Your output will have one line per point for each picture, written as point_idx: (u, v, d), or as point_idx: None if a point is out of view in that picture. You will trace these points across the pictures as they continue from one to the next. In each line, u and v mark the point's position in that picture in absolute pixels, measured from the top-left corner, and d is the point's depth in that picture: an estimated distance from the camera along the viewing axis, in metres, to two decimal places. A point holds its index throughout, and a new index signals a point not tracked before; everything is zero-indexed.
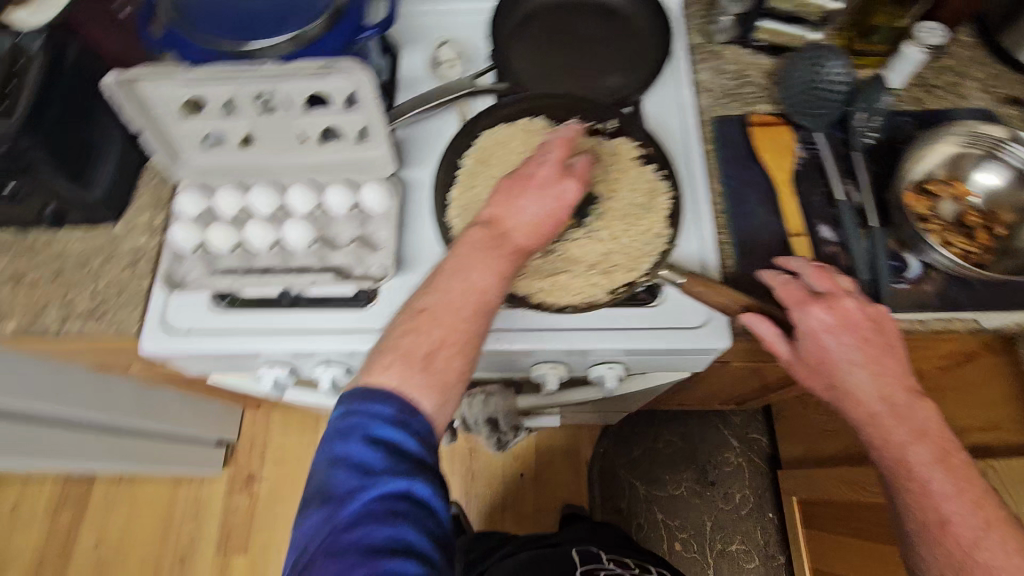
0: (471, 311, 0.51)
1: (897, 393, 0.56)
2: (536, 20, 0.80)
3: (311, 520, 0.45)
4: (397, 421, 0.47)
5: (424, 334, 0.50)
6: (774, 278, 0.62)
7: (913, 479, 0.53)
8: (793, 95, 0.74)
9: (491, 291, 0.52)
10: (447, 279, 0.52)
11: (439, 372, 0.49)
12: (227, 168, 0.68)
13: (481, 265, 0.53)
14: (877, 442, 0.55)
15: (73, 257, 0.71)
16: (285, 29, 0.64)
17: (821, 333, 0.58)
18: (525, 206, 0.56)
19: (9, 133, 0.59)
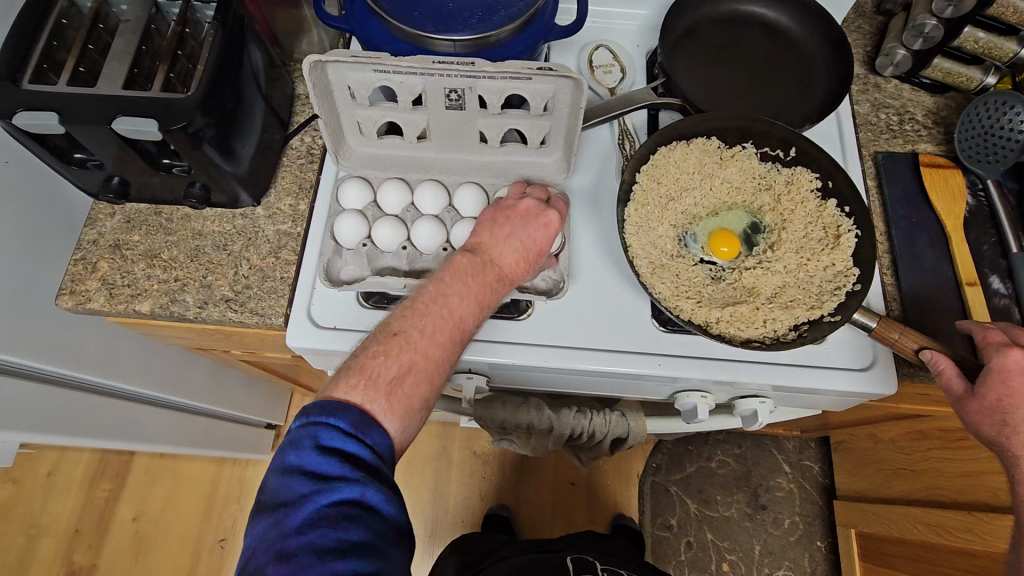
0: (448, 339, 0.50)
1: None
2: (699, 35, 0.78)
3: (256, 530, 0.41)
4: (352, 433, 0.43)
5: (395, 360, 0.47)
6: (979, 324, 0.59)
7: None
8: (966, 139, 0.73)
9: (468, 320, 0.51)
10: (425, 301, 0.50)
11: (405, 398, 0.46)
12: (393, 161, 0.65)
13: (466, 294, 0.51)
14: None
15: (212, 237, 0.68)
16: (486, 23, 0.59)
17: (1010, 370, 0.54)
18: (509, 232, 0.56)
19: (188, 109, 0.56)
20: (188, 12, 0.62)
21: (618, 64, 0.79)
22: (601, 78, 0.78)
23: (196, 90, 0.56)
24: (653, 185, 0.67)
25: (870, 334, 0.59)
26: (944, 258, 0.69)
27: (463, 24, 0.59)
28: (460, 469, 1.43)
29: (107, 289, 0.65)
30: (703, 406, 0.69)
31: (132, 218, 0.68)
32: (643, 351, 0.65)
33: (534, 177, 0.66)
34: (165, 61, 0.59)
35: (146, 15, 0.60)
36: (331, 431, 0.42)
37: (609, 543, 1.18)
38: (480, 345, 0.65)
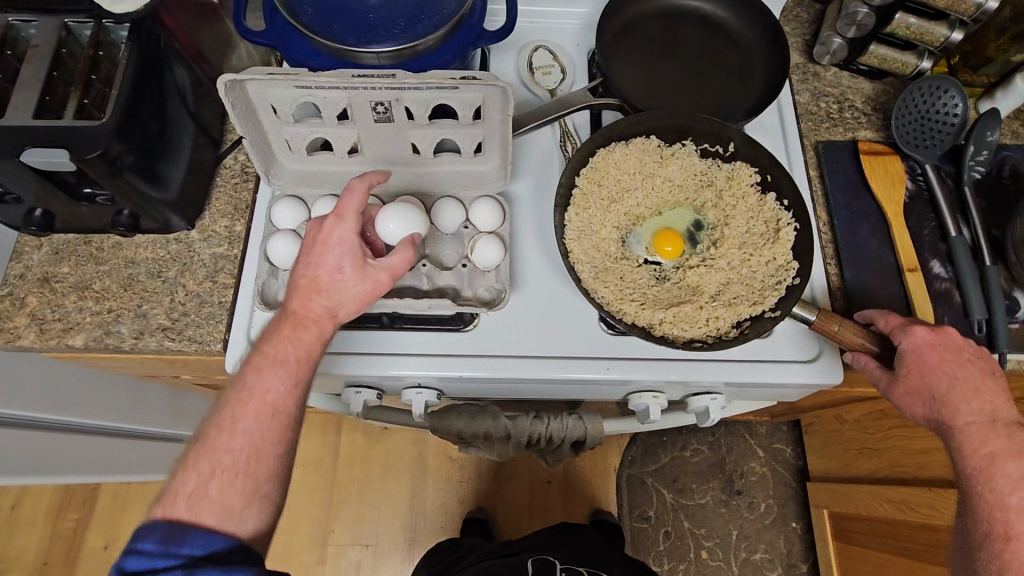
0: (258, 422, 0.49)
1: (1000, 410, 0.52)
2: (637, 31, 0.78)
3: None
4: (161, 548, 0.44)
5: (195, 468, 0.48)
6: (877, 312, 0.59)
7: (995, 490, 0.50)
8: (903, 123, 0.74)
9: (286, 399, 0.51)
10: (238, 394, 0.51)
11: (216, 502, 0.47)
12: (325, 176, 0.64)
13: (265, 369, 0.51)
14: (962, 449, 0.52)
15: (145, 265, 0.66)
16: (409, 30, 0.57)
17: (922, 350, 0.54)
18: (316, 274, 0.53)
19: (103, 135, 0.53)
20: (101, 33, 0.59)
21: (557, 65, 0.78)
22: (540, 80, 0.77)
23: (111, 115, 0.54)
24: (593, 188, 0.66)
25: (809, 326, 0.59)
26: (886, 245, 0.69)
27: (386, 33, 0.57)
28: (436, 474, 1.42)
29: (36, 325, 0.63)
30: (655, 406, 0.69)
31: (59, 248, 0.66)
32: (592, 356, 0.65)
33: (472, 186, 0.65)
34: (78, 87, 0.56)
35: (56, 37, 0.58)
36: (138, 558, 0.44)
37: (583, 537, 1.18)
38: (427, 359, 0.64)
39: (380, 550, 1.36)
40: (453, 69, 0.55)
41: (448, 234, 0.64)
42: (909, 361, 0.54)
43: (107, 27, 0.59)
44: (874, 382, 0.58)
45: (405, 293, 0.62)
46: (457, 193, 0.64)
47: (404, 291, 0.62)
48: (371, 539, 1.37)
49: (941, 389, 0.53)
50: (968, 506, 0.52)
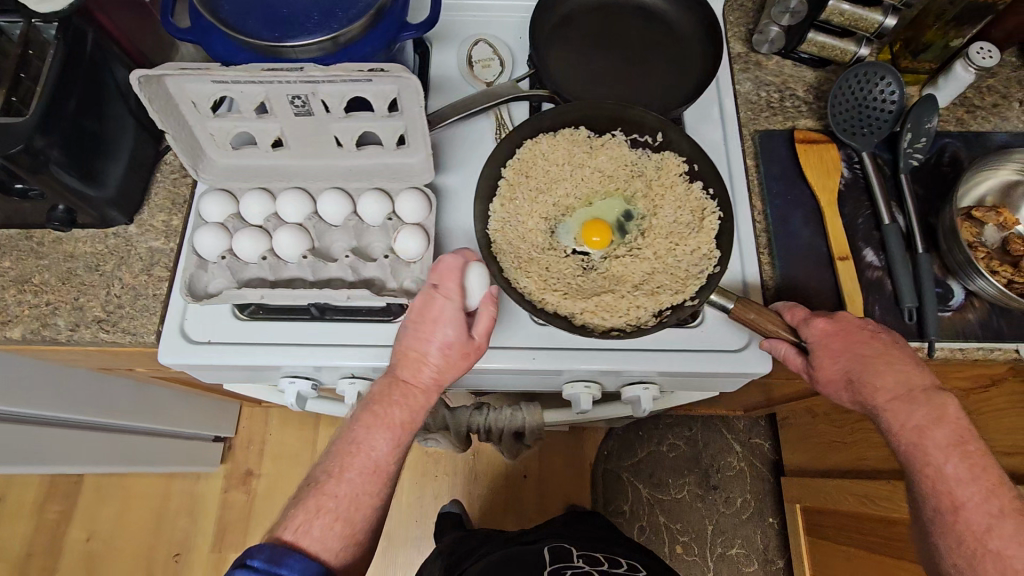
0: (359, 476, 0.54)
1: (916, 378, 0.50)
2: (576, 23, 0.78)
3: None
4: (266, 567, 0.47)
5: (303, 506, 0.52)
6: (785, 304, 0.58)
7: (934, 464, 0.47)
8: (838, 112, 0.73)
9: (385, 456, 0.55)
10: (346, 448, 0.55)
11: (314, 543, 0.51)
12: (254, 171, 0.65)
13: (372, 426, 0.55)
14: (893, 428, 0.49)
15: (84, 258, 0.67)
16: (326, 25, 0.58)
17: (825, 337, 0.52)
18: (426, 343, 0.55)
19: (25, 131, 0.55)
20: (31, 32, 0.60)
21: (497, 58, 0.79)
22: (479, 73, 0.78)
23: (32, 112, 0.55)
24: (520, 179, 0.67)
25: (728, 315, 0.58)
26: (819, 233, 0.69)
27: (304, 29, 0.58)
28: (412, 469, 1.44)
29: None
30: (587, 396, 0.69)
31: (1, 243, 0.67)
32: (519, 345, 0.65)
33: (399, 179, 0.66)
34: (4, 84, 0.58)
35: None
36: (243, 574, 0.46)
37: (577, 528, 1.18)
38: (355, 350, 0.65)
39: None
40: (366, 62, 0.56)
41: (375, 226, 0.65)
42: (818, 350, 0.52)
43: (37, 26, 0.60)
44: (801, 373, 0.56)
45: (331, 285, 0.63)
46: (383, 185, 0.65)
47: (328, 283, 0.63)
48: None
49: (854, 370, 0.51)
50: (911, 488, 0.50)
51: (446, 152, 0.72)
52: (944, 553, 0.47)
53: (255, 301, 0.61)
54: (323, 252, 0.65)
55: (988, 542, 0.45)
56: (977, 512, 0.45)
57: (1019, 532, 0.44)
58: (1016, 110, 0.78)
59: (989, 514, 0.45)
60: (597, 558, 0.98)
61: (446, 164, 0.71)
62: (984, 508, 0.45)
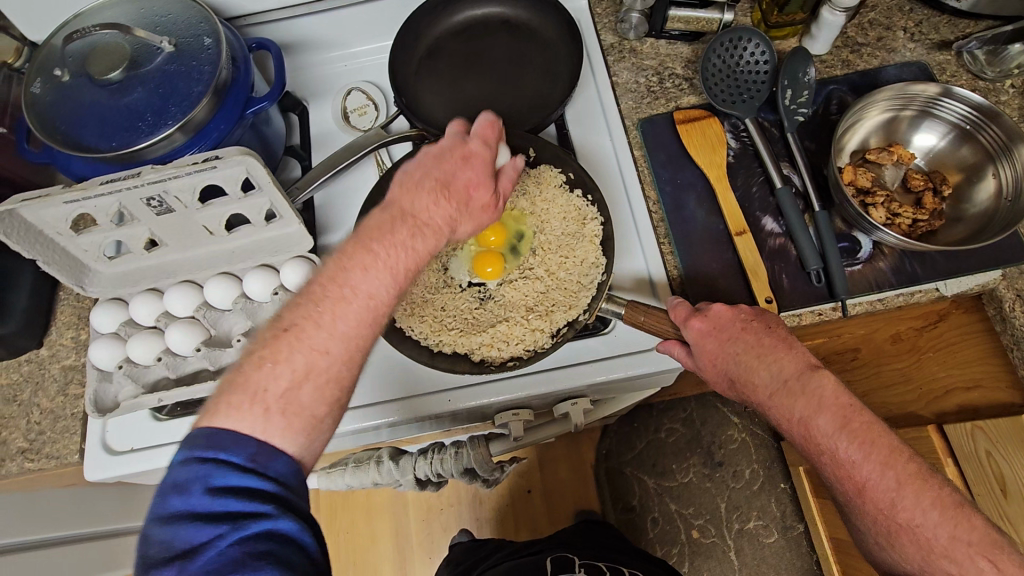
0: (353, 324, 0.46)
1: (788, 367, 0.49)
2: (441, 51, 0.78)
3: (178, 541, 0.37)
4: (247, 466, 0.39)
5: (284, 361, 0.43)
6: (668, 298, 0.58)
7: (826, 450, 0.46)
8: (714, 84, 0.71)
9: (380, 299, 0.47)
10: (324, 285, 0.46)
11: (304, 410, 0.42)
12: (140, 275, 0.65)
13: (372, 267, 0.47)
14: (783, 422, 0.48)
15: (2, 391, 0.68)
16: (165, 121, 0.58)
17: (700, 339, 0.53)
18: (445, 192, 0.52)
19: None
20: None
21: (371, 103, 0.79)
22: (356, 123, 0.78)
23: None
24: None
25: (622, 320, 0.58)
26: (715, 212, 0.67)
27: (144, 130, 0.58)
28: (417, 506, 1.44)
29: None
30: (518, 423, 0.67)
31: None
32: (434, 391, 0.63)
33: (281, 251, 0.66)
34: None
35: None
36: (222, 469, 0.38)
37: (597, 532, 1.12)
38: None
39: None
40: (203, 151, 0.55)
41: (266, 303, 0.65)
42: (703, 335, 0.53)
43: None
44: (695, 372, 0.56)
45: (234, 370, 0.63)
46: (268, 260, 0.65)
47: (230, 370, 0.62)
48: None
49: (731, 363, 0.51)
50: (822, 474, 0.48)
51: (333, 211, 0.72)
52: (867, 532, 0.46)
53: (160, 403, 0.61)
54: (221, 339, 0.65)
55: (895, 517, 0.43)
56: (879, 490, 0.44)
57: (922, 500, 0.43)
58: (904, 38, 0.75)
59: (889, 489, 0.44)
60: (600, 567, 0.94)
61: (336, 224, 0.71)
62: (885, 484, 0.44)
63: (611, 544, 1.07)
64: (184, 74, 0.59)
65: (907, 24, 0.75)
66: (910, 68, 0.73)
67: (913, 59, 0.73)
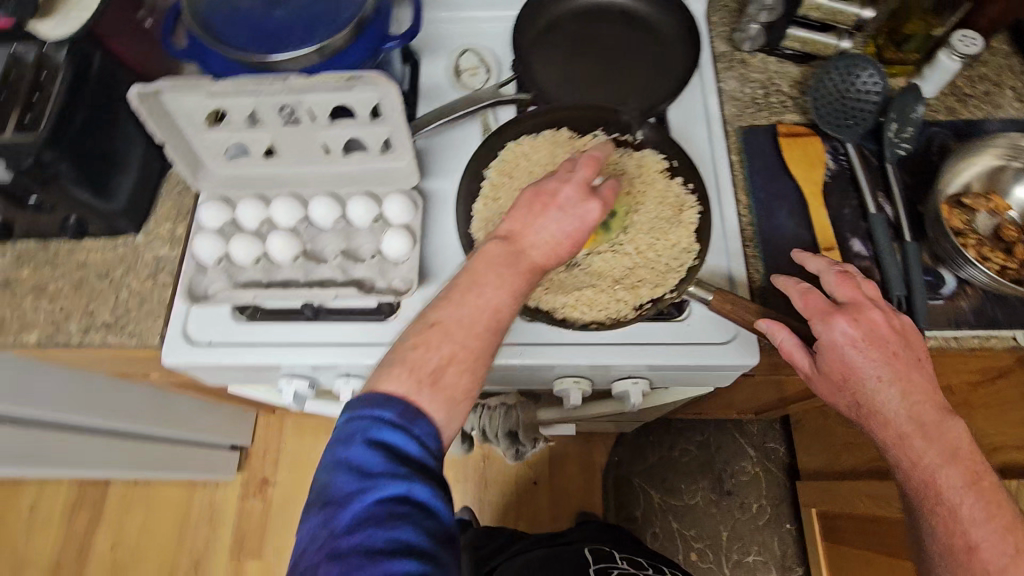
0: (483, 329, 0.49)
1: (926, 409, 0.53)
2: (559, 28, 0.80)
3: (335, 487, 0.43)
4: (398, 423, 0.44)
5: (432, 347, 0.47)
6: (799, 288, 0.59)
7: (949, 499, 0.51)
8: (822, 105, 0.73)
9: (505, 309, 0.50)
10: (460, 294, 0.49)
11: (448, 389, 0.46)
12: (249, 181, 0.68)
13: (502, 282, 0.50)
14: (907, 465, 0.53)
15: (95, 266, 0.71)
16: (310, 39, 0.61)
17: (844, 344, 0.54)
18: (544, 226, 0.52)
19: (36, 146, 0.59)
20: (43, 57, 0.63)
21: (484, 66, 0.82)
22: (468, 81, 0.81)
23: (44, 128, 0.59)
24: (503, 180, 0.69)
25: (708, 306, 0.61)
26: (805, 226, 0.69)
27: (289, 43, 0.61)
28: None
29: None
30: (576, 392, 0.69)
31: (21, 255, 0.72)
32: (505, 342, 0.65)
33: (386, 183, 0.68)
34: (18, 106, 0.60)
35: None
36: (377, 428, 0.44)
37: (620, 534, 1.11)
38: (345, 348, 0.67)
39: None
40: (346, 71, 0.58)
41: (363, 228, 0.67)
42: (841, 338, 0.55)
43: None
44: (800, 365, 0.58)
45: (322, 285, 0.65)
46: (372, 189, 0.68)
47: (320, 283, 0.65)
48: None
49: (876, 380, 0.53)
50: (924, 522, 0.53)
51: (433, 158, 0.74)
52: None
53: (249, 301, 0.64)
54: (314, 254, 0.67)
55: None
56: (993, 553, 0.49)
57: None
58: (1011, 97, 0.76)
59: (1005, 556, 0.49)
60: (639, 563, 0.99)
61: (437, 169, 0.74)
62: (999, 549, 0.49)
63: (621, 540, 1.09)
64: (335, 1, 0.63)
65: (1016, 83, 0.77)
66: (1014, 126, 0.74)
67: (1018, 118, 0.75)
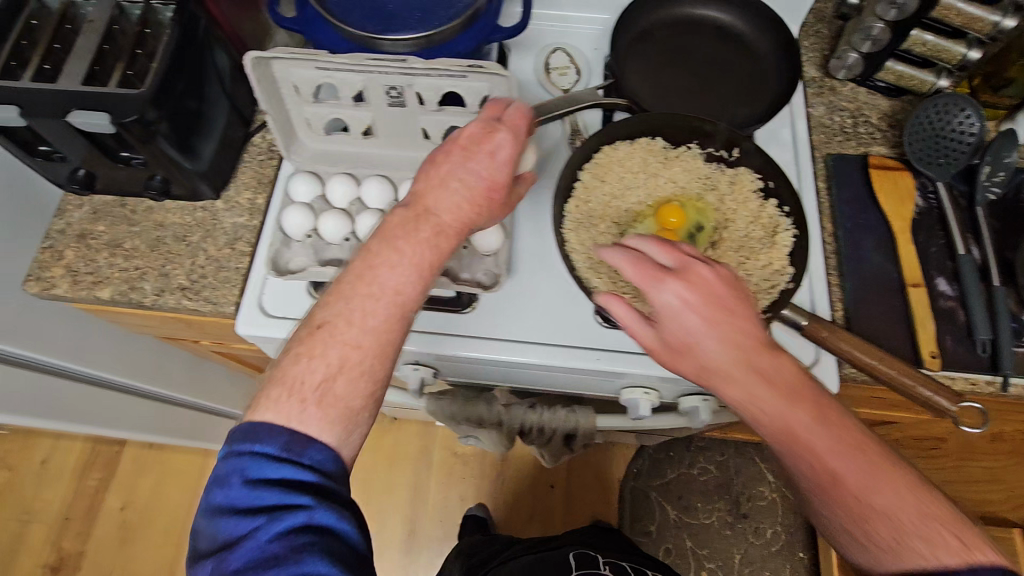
0: (385, 321, 0.46)
1: (779, 374, 0.44)
2: (652, 35, 0.78)
3: (225, 531, 0.41)
4: (283, 456, 0.42)
5: (324, 357, 0.44)
6: (621, 255, 0.48)
7: (833, 505, 0.45)
8: (915, 141, 0.72)
9: (408, 293, 0.47)
10: (350, 287, 0.46)
11: (342, 401, 0.44)
12: (340, 157, 0.68)
13: (398, 263, 0.47)
14: (776, 445, 0.45)
15: (172, 228, 0.71)
16: (426, 23, 0.60)
17: (684, 310, 0.45)
18: (454, 175, 0.51)
19: (140, 104, 0.58)
20: (149, 14, 0.64)
21: (573, 66, 0.81)
22: (556, 80, 0.80)
23: (149, 84, 0.58)
24: (596, 183, 0.68)
25: (801, 332, 0.61)
26: (891, 260, 0.69)
27: (404, 25, 0.61)
28: (440, 468, 1.45)
29: (70, 276, 0.68)
30: (645, 403, 0.69)
31: (98, 209, 0.71)
32: (584, 345, 0.66)
33: None
34: (122, 58, 0.61)
35: (26, 9, 0.63)
36: (257, 460, 0.42)
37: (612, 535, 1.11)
38: (426, 336, 0.67)
39: (381, 537, 1.40)
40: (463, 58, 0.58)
41: None
42: (696, 319, 0.45)
43: (75, 3, 0.64)
44: (634, 335, 0.49)
45: None
46: None
47: None
48: (374, 526, 1.41)
49: (705, 367, 0.45)
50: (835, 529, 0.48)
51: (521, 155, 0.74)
52: None
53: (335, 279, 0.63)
54: None
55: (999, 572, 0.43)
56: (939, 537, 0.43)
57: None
58: None
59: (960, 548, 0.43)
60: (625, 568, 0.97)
61: None
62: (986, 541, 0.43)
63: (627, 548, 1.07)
64: None
65: None
66: None
67: None
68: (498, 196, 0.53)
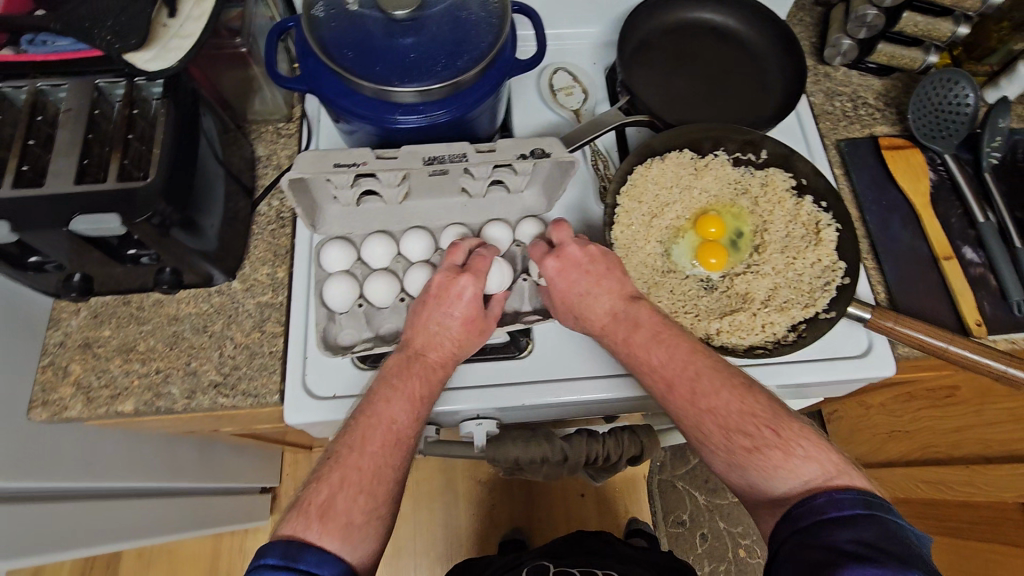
0: (381, 445, 0.51)
1: (696, 372, 0.52)
2: (653, 46, 0.77)
3: None
4: (283, 564, 0.44)
5: (327, 481, 0.49)
6: (556, 262, 0.59)
7: (711, 438, 0.50)
8: (919, 117, 0.75)
9: (400, 420, 0.52)
10: (354, 419, 0.52)
11: (339, 517, 0.47)
12: (371, 215, 0.66)
13: (393, 397, 0.53)
14: (699, 432, 0.51)
15: (189, 320, 0.65)
16: (449, 69, 0.56)
17: (628, 335, 0.56)
18: (437, 314, 0.57)
19: (150, 198, 0.51)
20: (133, 91, 0.57)
21: (578, 85, 0.79)
22: (563, 101, 0.77)
23: (156, 174, 0.52)
24: (634, 206, 0.66)
25: (865, 323, 0.63)
26: (918, 236, 0.71)
27: (426, 72, 0.56)
28: (466, 498, 1.42)
29: (83, 394, 0.61)
30: None
31: (100, 312, 0.64)
32: None
33: (516, 211, 0.68)
34: (117, 148, 0.54)
35: None
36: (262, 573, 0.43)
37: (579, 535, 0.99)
38: (491, 388, 0.65)
39: None
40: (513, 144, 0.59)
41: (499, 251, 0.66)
42: (601, 298, 0.58)
43: (44, 90, 0.56)
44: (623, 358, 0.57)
45: None
46: (503, 215, 0.68)
47: None
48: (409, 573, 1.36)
49: (634, 346, 0.55)
50: (715, 471, 0.51)
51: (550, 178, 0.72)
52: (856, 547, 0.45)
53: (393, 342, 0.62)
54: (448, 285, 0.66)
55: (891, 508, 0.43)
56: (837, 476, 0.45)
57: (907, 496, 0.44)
58: None
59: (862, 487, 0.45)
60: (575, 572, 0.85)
61: None
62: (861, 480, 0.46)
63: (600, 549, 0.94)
64: (473, 26, 0.58)
65: None
66: None
67: None
68: (484, 320, 0.59)
